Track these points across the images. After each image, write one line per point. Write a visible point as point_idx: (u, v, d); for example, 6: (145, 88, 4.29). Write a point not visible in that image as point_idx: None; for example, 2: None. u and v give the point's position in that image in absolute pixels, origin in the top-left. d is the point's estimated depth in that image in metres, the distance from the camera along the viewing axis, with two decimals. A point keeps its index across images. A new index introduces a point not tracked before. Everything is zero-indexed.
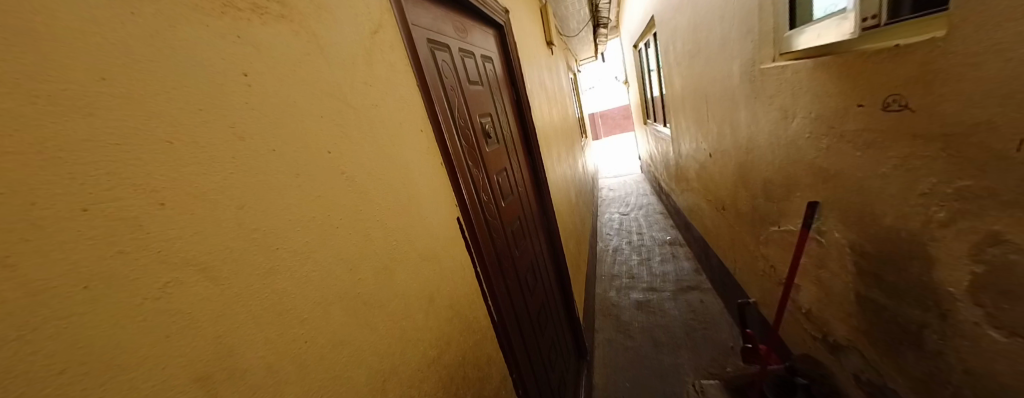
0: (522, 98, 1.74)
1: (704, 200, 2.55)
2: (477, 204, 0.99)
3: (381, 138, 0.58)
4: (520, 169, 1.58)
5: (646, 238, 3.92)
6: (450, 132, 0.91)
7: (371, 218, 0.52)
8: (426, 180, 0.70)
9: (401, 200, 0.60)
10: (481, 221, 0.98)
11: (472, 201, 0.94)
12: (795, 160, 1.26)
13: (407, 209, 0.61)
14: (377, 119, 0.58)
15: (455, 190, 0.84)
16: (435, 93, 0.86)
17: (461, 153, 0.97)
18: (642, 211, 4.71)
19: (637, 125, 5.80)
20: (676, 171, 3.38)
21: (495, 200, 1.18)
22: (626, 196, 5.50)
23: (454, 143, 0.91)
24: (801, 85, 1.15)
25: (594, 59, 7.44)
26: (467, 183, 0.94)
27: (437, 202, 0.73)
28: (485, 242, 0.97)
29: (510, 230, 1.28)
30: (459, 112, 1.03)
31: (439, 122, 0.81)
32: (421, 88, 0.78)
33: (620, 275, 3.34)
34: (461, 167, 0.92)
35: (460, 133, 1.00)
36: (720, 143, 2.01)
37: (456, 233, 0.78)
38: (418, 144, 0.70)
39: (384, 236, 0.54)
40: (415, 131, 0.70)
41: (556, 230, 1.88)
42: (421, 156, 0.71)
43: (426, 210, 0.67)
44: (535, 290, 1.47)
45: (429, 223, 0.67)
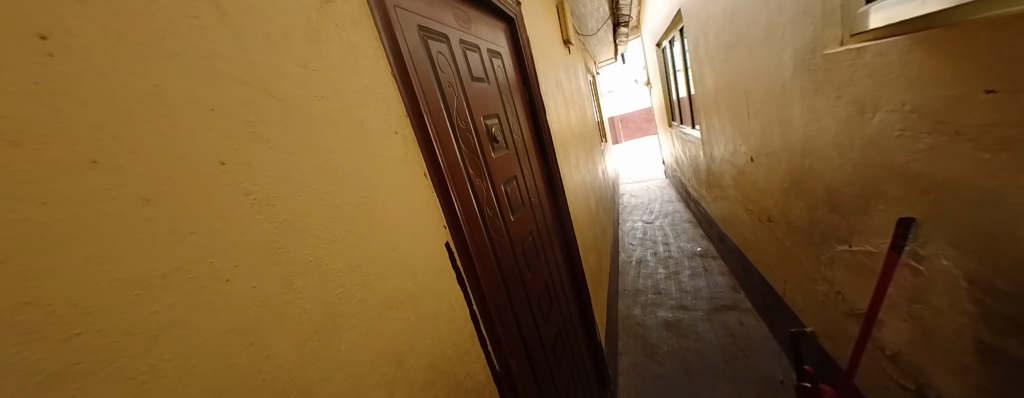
0: (535, 99, 1.57)
1: (742, 210, 2.26)
2: (477, 221, 0.81)
3: (333, 144, 0.42)
4: (533, 178, 1.40)
5: (673, 249, 3.61)
6: (443, 136, 0.74)
7: (303, 258, 0.35)
8: (403, 196, 0.54)
9: (359, 229, 0.44)
10: (481, 245, 0.80)
11: (468, 220, 0.76)
12: (880, 166, 1.00)
13: (368, 240, 0.45)
14: (328, 117, 0.43)
15: (447, 206, 0.67)
16: (422, 89, 0.70)
17: (457, 161, 0.79)
18: (667, 219, 4.39)
19: (661, 128, 5.50)
20: (707, 177, 3.09)
21: (502, 215, 1.00)
22: (650, 203, 5.18)
23: (447, 149, 0.74)
24: (891, 71, 0.90)
25: (615, 60, 7.17)
26: (464, 197, 0.76)
27: (419, 225, 0.56)
28: (486, 270, 0.79)
29: (520, 249, 1.09)
30: (455, 113, 0.86)
31: (427, 125, 0.65)
32: (400, 79, 0.61)
33: (646, 290, 3.05)
34: (457, 178, 0.75)
35: (458, 137, 0.84)
36: (764, 146, 1.75)
37: (446, 262, 0.61)
38: (395, 150, 0.54)
39: (325, 283, 0.37)
40: (392, 132, 0.54)
41: (575, 244, 1.68)
42: (399, 166, 0.54)
43: (399, 238, 0.50)
44: (550, 316, 1.28)
45: (403, 254, 0.50)
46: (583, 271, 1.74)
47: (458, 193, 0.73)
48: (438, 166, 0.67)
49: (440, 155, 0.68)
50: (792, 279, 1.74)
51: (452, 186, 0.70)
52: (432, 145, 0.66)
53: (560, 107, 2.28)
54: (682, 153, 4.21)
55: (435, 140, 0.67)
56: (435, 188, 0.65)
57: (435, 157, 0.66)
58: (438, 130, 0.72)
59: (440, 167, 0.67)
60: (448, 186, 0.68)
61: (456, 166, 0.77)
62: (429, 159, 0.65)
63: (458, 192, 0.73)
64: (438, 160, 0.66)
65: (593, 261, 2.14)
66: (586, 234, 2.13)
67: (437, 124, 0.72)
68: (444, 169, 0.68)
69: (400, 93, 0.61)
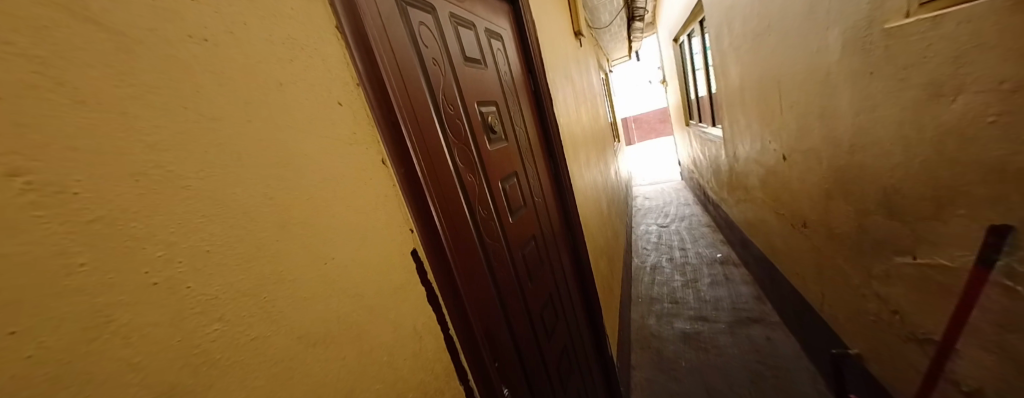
0: (541, 89, 1.42)
1: (771, 214, 2.05)
2: (463, 223, 0.66)
3: (224, 103, 0.28)
4: (538, 176, 1.25)
5: (691, 255, 3.38)
6: (418, 116, 0.59)
7: (129, 280, 0.21)
8: (351, 188, 0.39)
9: (261, 233, 0.29)
10: (466, 252, 0.65)
11: (449, 221, 0.60)
12: (974, 160, 0.80)
13: (277, 248, 0.30)
14: (220, 64, 0.28)
15: (422, 204, 0.51)
16: (390, 56, 0.55)
17: (438, 150, 0.64)
18: (683, 223, 4.16)
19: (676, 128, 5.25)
20: (729, 178, 2.87)
21: (498, 217, 0.85)
22: (664, 206, 4.95)
23: (422, 132, 0.59)
24: (995, 40, 0.71)
25: (628, 58, 6.93)
26: (445, 193, 0.61)
27: (372, 227, 0.41)
28: (470, 282, 0.64)
29: (520, 256, 0.94)
30: (439, 92, 0.71)
31: (397, 101, 0.51)
32: (355, 35, 0.46)
33: (661, 298, 2.84)
34: (434, 169, 0.60)
35: (442, 122, 0.69)
36: (801, 142, 1.55)
37: (415, 277, 0.47)
38: (340, 127, 0.39)
39: (177, 320, 0.23)
40: (334, 102, 0.39)
41: (584, 250, 1.52)
42: (346, 149, 0.40)
43: (337, 245, 0.36)
44: (555, 332, 1.12)
45: (340, 267, 0.36)
46: (594, 279, 1.58)
47: (436, 188, 0.58)
48: (412, 151, 0.51)
49: (412, 139, 0.53)
50: (834, 293, 1.53)
51: (427, 178, 0.54)
52: (401, 124, 0.50)
53: (570, 101, 2.12)
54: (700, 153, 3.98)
55: (404, 118, 0.52)
56: (406, 179, 0.49)
57: (405, 140, 0.50)
58: (410, 110, 0.57)
59: (414, 153, 0.52)
60: (423, 178, 0.52)
61: (436, 154, 0.62)
62: (398, 141, 0.49)
63: (436, 186, 0.58)
64: (410, 143, 0.51)
65: (604, 267, 1.97)
66: (597, 238, 1.96)
67: (409, 101, 0.57)
68: (416, 156, 0.52)
69: (353, 52, 0.45)
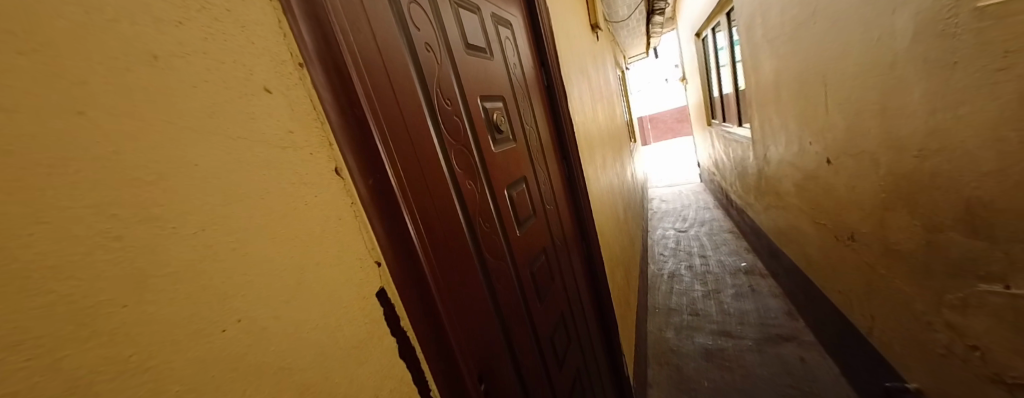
0: (554, 85, 1.28)
1: (810, 223, 1.84)
2: (455, 243, 0.53)
3: (14, 71, 0.16)
4: (550, 181, 1.11)
5: (712, 263, 3.17)
6: (397, 110, 0.47)
7: None
8: (281, 212, 0.27)
9: (99, 297, 0.17)
10: (458, 279, 0.52)
11: (435, 243, 0.48)
12: None
13: (127, 324, 0.18)
14: (21, 14, 0.16)
15: (396, 225, 0.39)
16: (358, 33, 0.43)
17: (427, 153, 0.52)
18: (703, 228, 3.93)
19: (696, 128, 4.99)
20: (756, 182, 2.66)
21: (503, 230, 0.72)
22: (682, 209, 4.71)
23: (401, 130, 0.47)
24: None
25: (646, 55, 6.66)
26: (430, 207, 0.49)
27: (315, 264, 0.29)
28: (463, 316, 0.52)
29: (528, 276, 0.81)
30: (431, 83, 0.59)
31: (365, 94, 0.39)
32: (304, 1, 0.34)
33: (680, 309, 2.64)
34: (416, 177, 0.47)
35: (434, 121, 0.57)
36: (851, 143, 1.36)
37: (379, 326, 0.35)
38: (268, 125, 0.27)
39: None
40: (259, 87, 0.27)
41: (599, 261, 1.38)
42: (277, 155, 0.27)
43: (250, 300, 0.23)
44: (567, 359, 0.98)
45: (255, 331, 0.24)
46: (610, 293, 1.44)
47: (417, 201, 0.45)
48: (383, 155, 0.39)
49: (384, 138, 0.41)
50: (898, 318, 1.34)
51: (404, 191, 0.42)
52: (368, 120, 0.38)
53: (585, 98, 1.97)
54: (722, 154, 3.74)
55: (373, 113, 0.40)
56: (373, 192, 0.37)
57: (375, 141, 0.38)
58: (386, 103, 0.45)
59: (386, 158, 0.39)
60: (398, 191, 0.40)
61: (420, 157, 0.50)
62: (361, 143, 0.37)
63: (416, 199, 0.45)
64: (380, 145, 0.39)
65: (620, 278, 1.82)
66: (613, 246, 1.81)
67: (383, 91, 0.45)
68: (390, 162, 0.40)
69: (300, 24, 0.33)
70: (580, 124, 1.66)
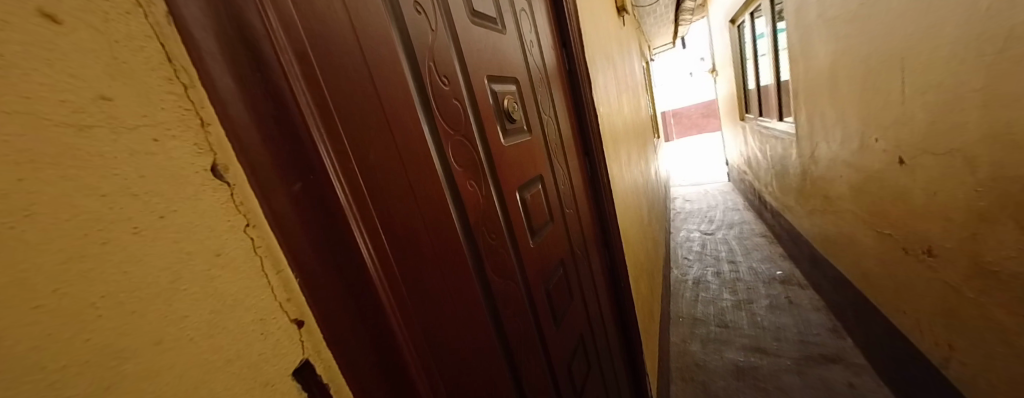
0: (577, 70, 1.12)
1: (870, 232, 1.60)
2: (446, 267, 0.39)
3: None
4: (568, 180, 0.95)
5: (743, 270, 2.89)
6: (361, 82, 0.32)
7: None
8: (83, 254, 0.13)
9: None
10: (447, 316, 0.38)
11: (411, 270, 0.34)
12: None
13: None
14: None
15: (336, 254, 0.25)
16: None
17: (408, 146, 0.37)
18: (732, 231, 3.64)
19: (726, 123, 4.64)
20: (798, 183, 2.39)
21: (514, 243, 0.57)
22: (708, 210, 4.40)
23: (367, 111, 0.32)
24: None
25: (672, 46, 6.27)
26: (407, 220, 0.35)
27: (153, 347, 0.15)
28: (451, 364, 0.38)
29: (542, 298, 0.66)
30: (424, 51, 0.43)
31: (299, 52, 0.25)
32: None
33: (707, 319, 2.39)
34: (387, 177, 0.33)
35: (422, 102, 0.42)
36: (934, 139, 1.14)
37: None
38: (47, 80, 0.13)
39: None
40: (29, 5, 0.13)
41: (622, 269, 1.22)
42: (63, 141, 0.13)
43: None
44: (584, 391, 0.83)
45: None
46: (633, 305, 1.28)
47: (383, 213, 0.31)
48: (321, 146, 0.25)
49: (328, 121, 0.26)
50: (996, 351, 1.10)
51: (362, 201, 0.28)
52: (297, 89, 0.24)
53: (610, 87, 1.78)
54: (756, 152, 3.44)
55: (310, 80, 0.26)
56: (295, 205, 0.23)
57: (308, 123, 0.24)
58: (342, 69, 0.30)
59: (326, 152, 0.25)
60: (348, 202, 0.26)
61: (397, 151, 0.35)
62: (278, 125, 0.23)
63: (381, 210, 0.31)
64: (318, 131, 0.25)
65: (644, 287, 1.65)
66: (636, 251, 1.64)
67: (338, 53, 0.30)
68: (335, 158, 0.26)
69: None
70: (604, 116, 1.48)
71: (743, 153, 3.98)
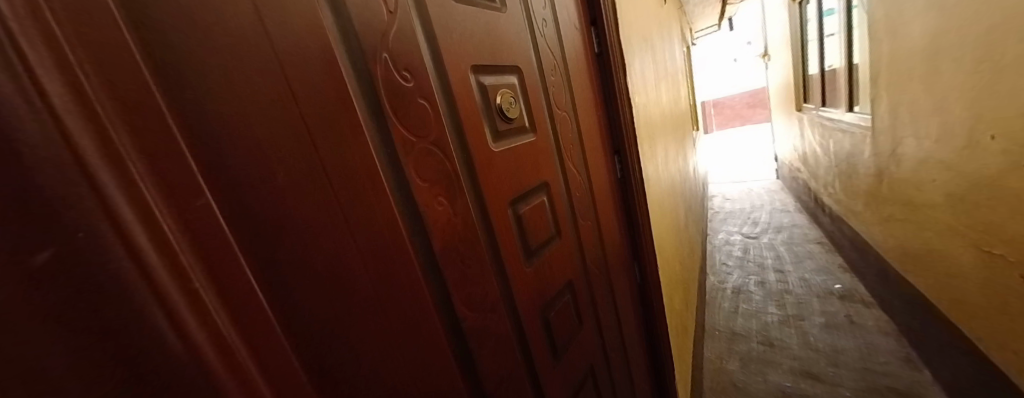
0: (606, 51, 0.97)
1: (972, 249, 1.30)
2: (386, 321, 0.29)
3: None
4: (585, 183, 0.81)
5: (792, 279, 2.48)
6: (240, 78, 0.22)
7: None
8: None
9: None
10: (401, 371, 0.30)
11: (313, 337, 0.24)
12: None
13: None
14: None
15: (145, 375, 0.14)
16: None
17: (335, 162, 0.27)
18: (780, 235, 3.22)
19: (778, 113, 4.12)
20: (871, 184, 2.03)
21: (502, 270, 0.44)
22: (752, 210, 3.95)
23: (246, 121, 0.22)
24: None
25: (716, 29, 5.66)
26: (315, 266, 0.25)
27: None
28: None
29: (543, 337, 0.52)
30: (373, 33, 0.32)
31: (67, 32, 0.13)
32: None
33: (748, 335, 2.05)
34: (274, 210, 0.23)
35: (369, 95, 0.32)
36: None
37: None
38: None
39: None
40: None
41: (653, 283, 1.08)
42: None
43: None
44: None
45: None
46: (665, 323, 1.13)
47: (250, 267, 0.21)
48: (116, 184, 0.13)
49: (147, 136, 0.15)
50: None
51: (221, 265, 0.17)
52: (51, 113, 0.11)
53: (647, 73, 1.58)
54: (813, 146, 3.01)
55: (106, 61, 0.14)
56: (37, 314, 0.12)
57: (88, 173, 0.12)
58: (208, 62, 0.20)
59: (127, 194, 0.13)
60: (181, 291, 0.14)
61: (306, 171, 0.25)
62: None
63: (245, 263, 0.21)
64: (105, 155, 0.13)
65: (677, 302, 1.46)
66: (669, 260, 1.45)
67: (192, 34, 0.20)
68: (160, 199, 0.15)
69: None
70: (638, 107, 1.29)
71: (798, 148, 3.51)
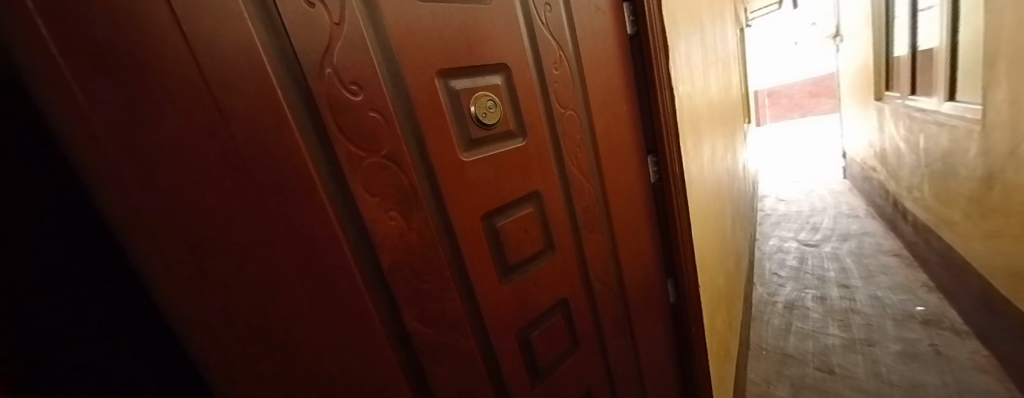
0: (642, 31, 0.83)
1: None
2: (324, 334, 0.30)
3: None
4: (597, 186, 0.72)
5: (862, 296, 2.13)
6: (153, 106, 0.21)
7: None
8: None
9: None
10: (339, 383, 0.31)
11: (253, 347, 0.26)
12: None
13: None
14: None
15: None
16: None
17: (269, 179, 0.27)
18: (847, 242, 2.79)
19: (851, 102, 3.53)
20: (976, 191, 1.65)
21: (469, 288, 0.42)
22: (812, 213, 3.46)
23: (159, 148, 0.21)
24: None
25: (776, 7, 4.96)
26: (241, 284, 0.25)
27: None
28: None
29: (520, 358, 0.48)
30: (315, 48, 0.30)
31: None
32: None
33: (802, 359, 1.78)
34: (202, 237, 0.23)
35: (307, 108, 0.30)
36: None
37: None
38: None
39: None
40: None
41: (691, 299, 0.96)
42: None
43: None
44: None
45: None
46: (704, 342, 1.01)
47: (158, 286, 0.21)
48: None
49: None
50: None
51: None
52: None
53: (692, 56, 1.38)
54: (895, 141, 2.53)
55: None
56: None
57: None
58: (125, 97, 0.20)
59: None
60: None
61: (233, 191, 0.25)
62: None
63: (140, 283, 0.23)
64: None
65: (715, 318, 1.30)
66: (710, 270, 1.28)
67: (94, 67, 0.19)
68: None
69: None
70: (680, 96, 1.13)
71: (874, 144, 2.99)
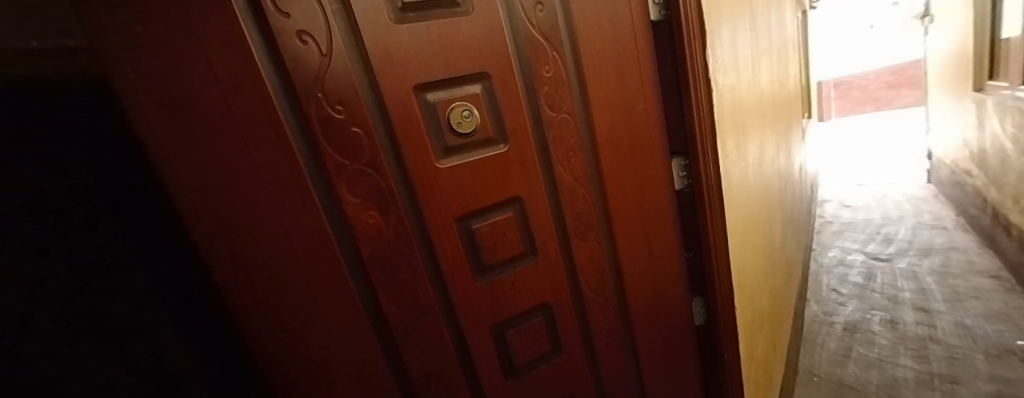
0: (671, 13, 0.66)
1: None
2: (310, 301, 0.40)
3: None
4: (595, 193, 0.67)
5: (944, 323, 1.80)
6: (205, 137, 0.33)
7: None
8: None
9: None
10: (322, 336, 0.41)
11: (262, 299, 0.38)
12: None
13: None
14: None
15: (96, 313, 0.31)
16: (96, 29, 0.28)
17: (278, 187, 0.37)
18: (930, 257, 2.36)
19: (940, 92, 2.98)
20: None
21: (440, 279, 0.48)
22: (884, 221, 2.98)
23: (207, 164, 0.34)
24: None
25: None
26: (255, 256, 0.37)
27: None
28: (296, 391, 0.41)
29: (486, 346, 0.54)
30: (307, 75, 0.37)
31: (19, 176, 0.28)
32: None
33: (862, 390, 1.53)
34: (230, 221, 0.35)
35: (300, 126, 0.37)
36: None
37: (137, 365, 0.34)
38: None
39: None
40: None
41: (725, 323, 0.83)
42: None
43: None
44: None
45: None
46: (741, 372, 0.88)
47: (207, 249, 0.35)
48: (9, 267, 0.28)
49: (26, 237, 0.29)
50: None
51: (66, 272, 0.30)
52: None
53: (735, 43, 1.22)
54: (995, 140, 2.09)
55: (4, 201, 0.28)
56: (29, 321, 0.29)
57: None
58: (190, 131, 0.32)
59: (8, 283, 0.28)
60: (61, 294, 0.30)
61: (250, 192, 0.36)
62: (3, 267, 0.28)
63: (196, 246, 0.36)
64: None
65: (752, 339, 1.16)
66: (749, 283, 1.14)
67: (172, 120, 0.32)
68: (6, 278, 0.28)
69: None
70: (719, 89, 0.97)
71: (970, 142, 2.50)
